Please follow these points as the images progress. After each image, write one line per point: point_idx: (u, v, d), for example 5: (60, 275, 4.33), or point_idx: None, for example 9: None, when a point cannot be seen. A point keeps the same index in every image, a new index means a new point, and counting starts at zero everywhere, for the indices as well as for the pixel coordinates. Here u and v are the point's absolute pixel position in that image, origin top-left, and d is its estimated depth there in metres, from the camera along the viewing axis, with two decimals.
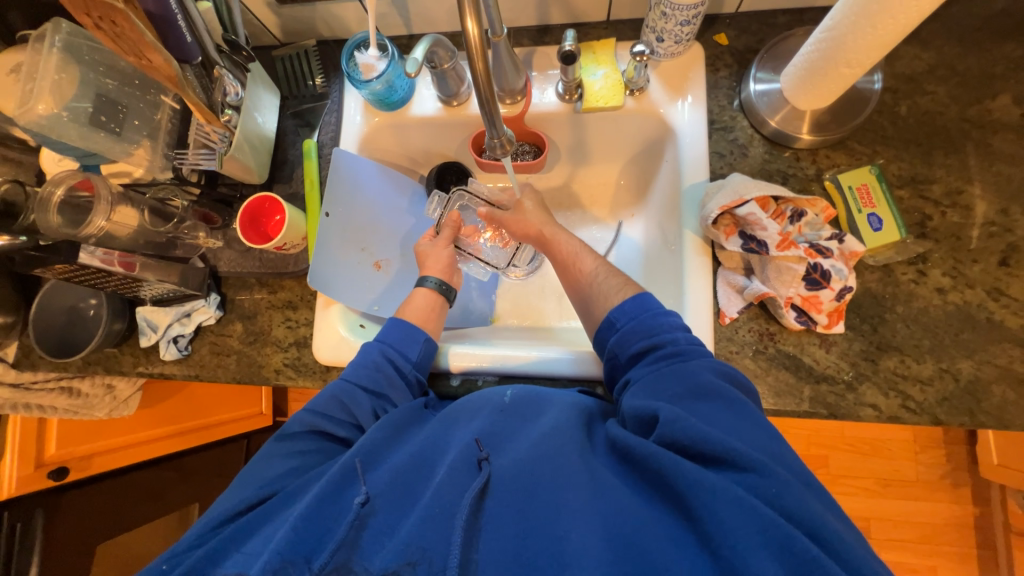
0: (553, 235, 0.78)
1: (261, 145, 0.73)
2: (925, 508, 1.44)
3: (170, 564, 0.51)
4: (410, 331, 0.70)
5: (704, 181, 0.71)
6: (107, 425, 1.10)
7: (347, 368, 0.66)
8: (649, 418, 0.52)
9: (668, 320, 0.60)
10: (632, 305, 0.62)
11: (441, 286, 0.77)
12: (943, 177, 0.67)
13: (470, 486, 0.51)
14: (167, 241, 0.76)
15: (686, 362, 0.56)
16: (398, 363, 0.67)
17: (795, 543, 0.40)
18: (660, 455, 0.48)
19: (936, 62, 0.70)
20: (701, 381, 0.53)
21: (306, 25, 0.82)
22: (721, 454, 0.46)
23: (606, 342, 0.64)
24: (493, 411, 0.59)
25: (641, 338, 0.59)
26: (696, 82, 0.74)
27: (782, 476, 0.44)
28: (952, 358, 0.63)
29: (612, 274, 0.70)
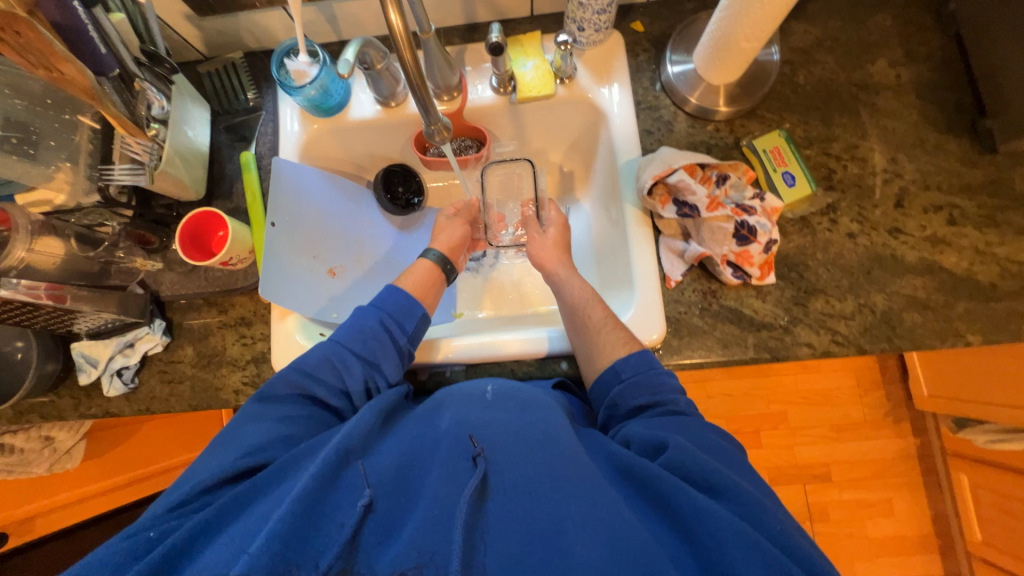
0: (565, 277, 0.77)
1: (195, 159, 0.72)
2: (875, 445, 1.58)
3: (157, 531, 0.49)
4: (407, 304, 0.70)
5: (637, 157, 0.76)
6: (51, 482, 1.04)
7: (339, 330, 0.67)
8: (655, 445, 0.55)
9: (667, 380, 0.63)
10: (636, 358, 0.64)
11: (443, 262, 0.78)
12: (841, 135, 0.75)
13: (469, 483, 0.50)
14: (100, 269, 0.73)
15: (683, 418, 0.59)
16: (393, 332, 0.68)
17: (785, 569, 0.45)
18: (668, 478, 0.51)
19: (823, 35, 0.79)
20: (701, 437, 0.57)
21: (230, 37, 0.80)
22: (722, 487, 0.50)
23: (606, 390, 0.65)
24: (479, 406, 0.60)
25: (644, 394, 0.62)
26: (620, 68, 0.79)
27: (773, 510, 0.50)
28: (868, 293, 0.71)
29: (617, 324, 0.69)
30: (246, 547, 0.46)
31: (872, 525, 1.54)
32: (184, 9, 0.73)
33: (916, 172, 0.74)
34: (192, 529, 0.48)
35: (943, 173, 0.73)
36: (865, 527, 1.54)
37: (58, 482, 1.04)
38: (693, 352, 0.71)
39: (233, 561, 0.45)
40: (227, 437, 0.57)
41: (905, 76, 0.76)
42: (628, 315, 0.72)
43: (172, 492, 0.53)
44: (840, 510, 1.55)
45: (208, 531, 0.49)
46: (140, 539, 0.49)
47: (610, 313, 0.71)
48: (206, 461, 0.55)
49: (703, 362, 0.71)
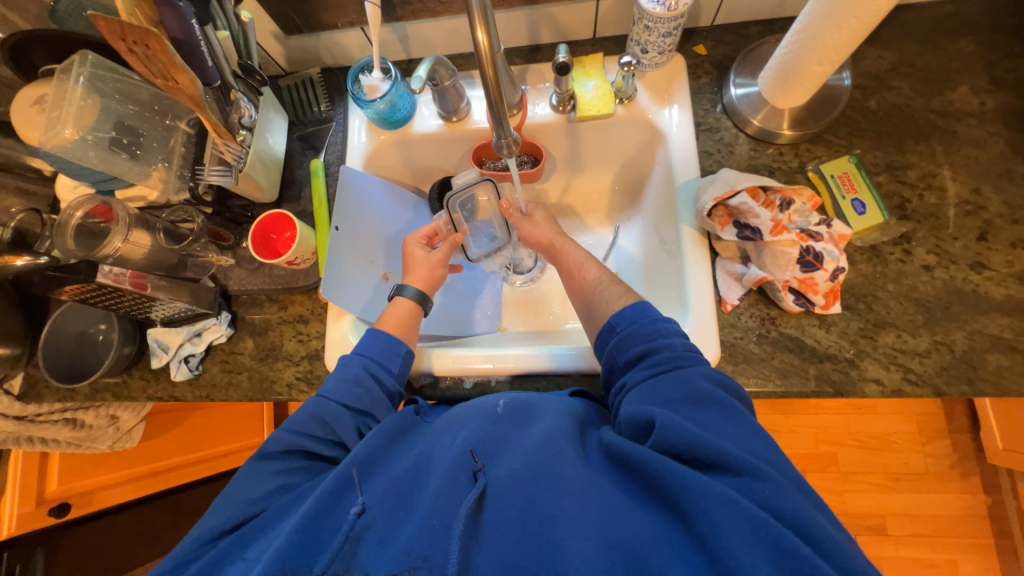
0: (563, 246, 0.79)
1: (272, 164, 0.77)
2: (938, 499, 1.44)
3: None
4: (391, 344, 0.71)
5: (696, 177, 0.75)
6: (108, 459, 1.09)
7: (325, 383, 0.67)
8: (645, 422, 0.53)
9: (666, 326, 0.61)
10: (633, 310, 0.63)
11: (422, 296, 0.77)
12: (917, 163, 0.72)
13: (466, 496, 0.50)
14: (179, 261, 0.77)
15: (677, 369, 0.57)
16: (381, 377, 0.68)
17: (788, 546, 0.42)
18: (656, 459, 0.49)
19: (898, 60, 0.76)
20: (697, 394, 0.54)
21: (310, 54, 0.87)
22: (718, 461, 0.48)
23: (605, 345, 0.65)
24: (487, 420, 0.61)
25: (641, 342, 0.60)
26: (681, 89, 0.79)
27: (776, 479, 0.46)
28: (945, 330, 0.66)
29: (614, 280, 0.71)
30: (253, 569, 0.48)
31: None
32: (273, 28, 0.80)
33: (1002, 204, 0.69)
34: (200, 569, 0.51)
35: None
36: None
37: (115, 461, 1.10)
38: (749, 379, 0.68)
39: None
40: (234, 485, 0.60)
41: (990, 104, 0.73)
42: None
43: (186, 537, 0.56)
44: (896, 567, 1.42)
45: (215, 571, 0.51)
46: None
47: (605, 271, 0.74)
48: (213, 514, 0.58)
49: (760, 391, 0.68)
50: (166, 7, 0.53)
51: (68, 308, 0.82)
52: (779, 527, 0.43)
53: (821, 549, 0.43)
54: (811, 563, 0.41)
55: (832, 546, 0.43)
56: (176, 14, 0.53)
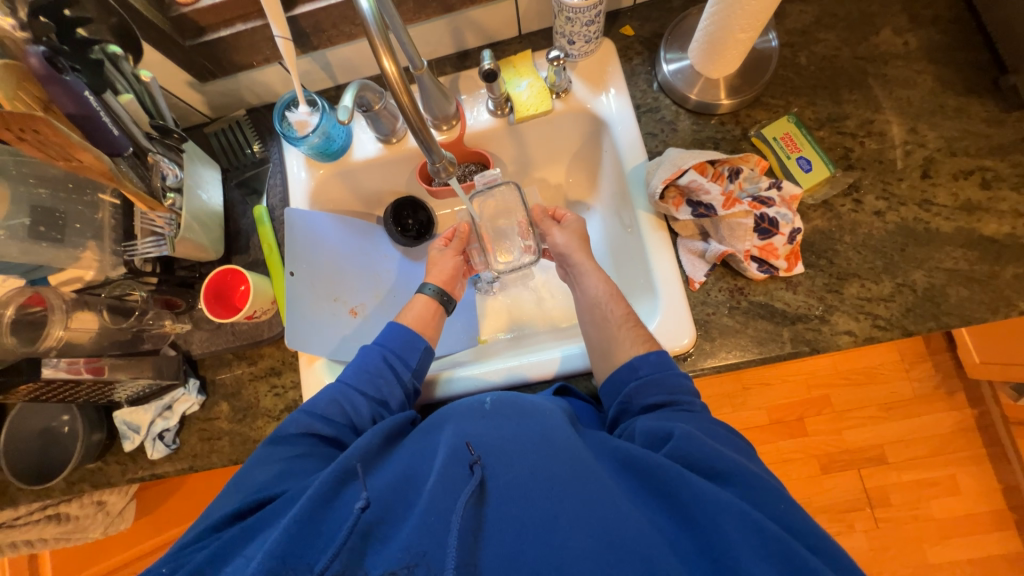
0: (583, 272, 0.75)
1: (211, 220, 0.74)
2: (928, 421, 1.50)
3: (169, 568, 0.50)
4: (411, 338, 0.71)
5: (644, 161, 0.75)
6: (102, 548, 1.07)
7: (346, 372, 0.67)
8: (661, 436, 0.54)
9: (686, 380, 0.61)
10: (655, 356, 0.62)
11: (441, 295, 0.79)
12: (853, 112, 0.73)
13: (464, 489, 0.50)
14: (133, 336, 0.73)
15: (695, 414, 0.58)
16: (397, 369, 0.69)
17: (795, 557, 0.43)
18: (669, 466, 0.50)
19: (820, 12, 0.77)
20: (708, 426, 0.56)
21: (232, 97, 0.83)
22: (728, 472, 0.49)
23: (621, 386, 0.63)
24: (477, 418, 0.58)
25: (661, 392, 0.60)
26: (614, 74, 0.78)
27: (783, 497, 0.48)
28: (905, 271, 0.67)
29: (637, 323, 0.68)
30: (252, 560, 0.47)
31: (938, 506, 1.46)
32: (186, 78, 0.76)
33: (939, 139, 0.70)
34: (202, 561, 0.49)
35: (970, 136, 0.70)
36: (932, 508, 1.46)
37: (113, 546, 1.07)
38: (729, 353, 0.69)
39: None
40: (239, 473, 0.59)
41: (913, 42, 0.74)
42: (655, 322, 0.70)
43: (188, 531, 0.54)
44: (901, 492, 1.47)
45: (216, 564, 0.49)
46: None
47: (630, 310, 0.70)
48: (219, 502, 0.57)
49: (740, 363, 0.68)
50: (53, 84, 0.49)
51: (24, 407, 0.77)
52: (788, 539, 0.44)
53: (823, 559, 0.45)
54: (817, 572, 0.42)
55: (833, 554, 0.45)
56: (65, 89, 0.50)
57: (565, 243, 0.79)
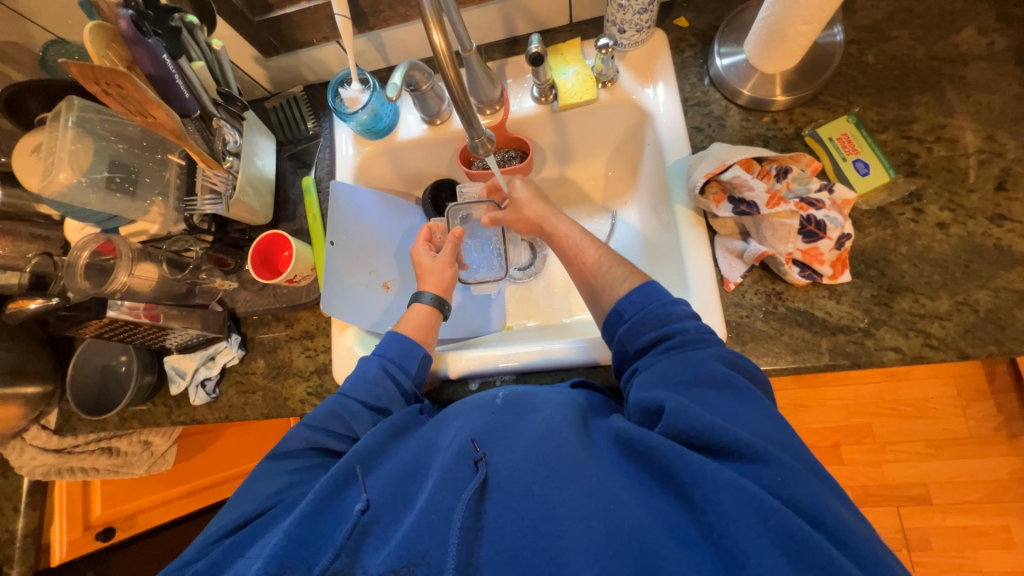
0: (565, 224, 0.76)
1: (264, 187, 0.78)
2: (984, 464, 1.37)
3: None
4: (409, 346, 0.71)
5: (687, 155, 0.73)
6: (142, 484, 1.14)
7: (345, 382, 0.67)
8: (652, 407, 0.52)
9: (677, 309, 0.59)
10: (638, 294, 0.61)
11: (438, 301, 0.78)
12: (923, 115, 0.68)
13: (465, 488, 0.50)
14: (187, 290, 0.80)
15: (692, 351, 0.55)
16: (397, 376, 0.69)
17: (797, 533, 0.40)
18: (664, 445, 0.48)
19: (895, 8, 0.72)
20: (707, 371, 0.52)
21: (292, 73, 0.87)
22: (728, 447, 0.46)
23: (613, 332, 0.63)
24: (486, 412, 0.59)
25: (652, 330, 0.58)
26: (664, 66, 0.76)
27: (789, 463, 0.45)
28: (967, 289, 0.62)
29: (618, 261, 0.68)
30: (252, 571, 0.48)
31: (985, 558, 1.34)
32: (252, 52, 0.81)
33: (1020, 150, 0.64)
34: (206, 566, 0.52)
35: None
36: (979, 559, 1.34)
37: (154, 484, 1.16)
38: (759, 358, 0.66)
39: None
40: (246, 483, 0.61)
41: (1000, 44, 0.68)
42: None
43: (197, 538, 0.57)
44: (944, 537, 1.36)
45: (219, 568, 0.52)
46: None
47: (609, 251, 0.70)
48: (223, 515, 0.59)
49: (771, 369, 0.66)
50: (137, 45, 0.54)
51: (93, 342, 0.86)
52: (788, 512, 0.41)
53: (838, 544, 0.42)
54: (820, 549, 0.39)
55: (849, 539, 0.41)
56: (148, 51, 0.55)
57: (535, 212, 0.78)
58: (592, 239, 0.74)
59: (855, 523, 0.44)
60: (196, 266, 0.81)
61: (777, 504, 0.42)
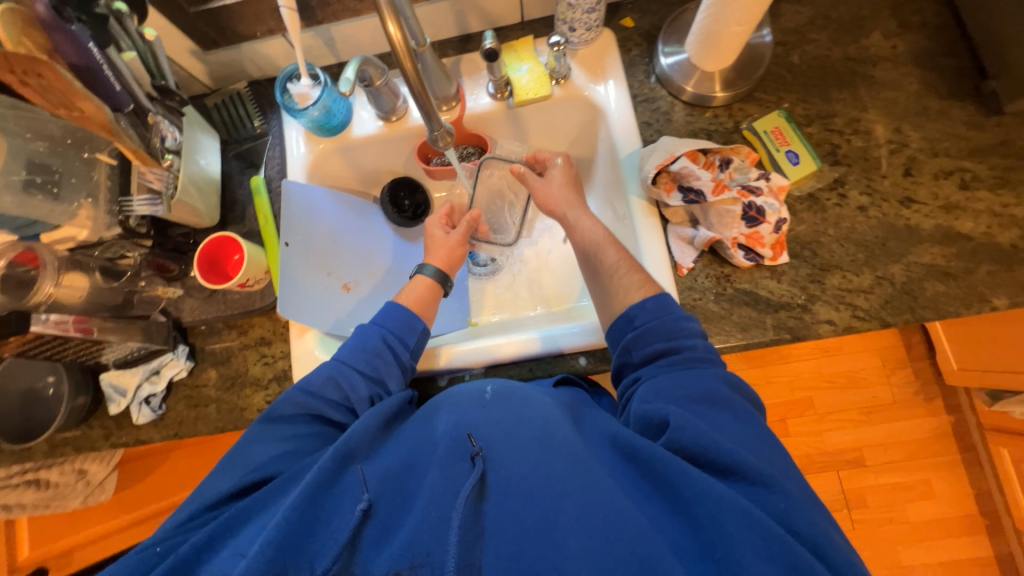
0: (575, 220, 0.77)
1: (208, 186, 0.74)
2: (907, 426, 1.53)
3: (163, 546, 0.51)
4: (409, 318, 0.70)
5: (638, 148, 0.76)
6: (80, 516, 1.04)
7: (341, 349, 0.66)
8: (658, 420, 0.54)
9: (687, 326, 0.61)
10: (653, 302, 0.62)
11: (441, 276, 0.77)
12: (841, 110, 0.75)
13: (465, 483, 0.50)
14: (124, 300, 0.74)
15: (696, 368, 0.58)
16: (397, 350, 0.67)
17: (792, 554, 0.44)
18: (670, 460, 0.50)
19: (814, 14, 0.79)
20: (711, 391, 0.56)
21: (234, 68, 0.83)
22: (731, 466, 0.50)
23: (619, 338, 0.64)
24: (477, 404, 0.60)
25: (660, 342, 0.61)
26: (613, 65, 0.80)
27: (786, 490, 0.48)
28: (884, 265, 0.70)
29: (631, 266, 0.69)
30: (247, 551, 0.47)
31: (913, 510, 1.49)
32: (189, 45, 0.76)
33: (922, 140, 0.73)
34: (192, 548, 0.49)
35: (951, 138, 0.72)
36: (907, 512, 1.49)
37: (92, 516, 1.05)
38: (712, 338, 0.70)
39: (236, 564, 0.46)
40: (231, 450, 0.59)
41: (901, 47, 0.76)
42: None
43: (182, 507, 0.54)
44: (877, 495, 1.51)
45: (205, 551, 0.49)
46: (147, 553, 0.51)
47: (623, 253, 0.71)
48: (207, 483, 0.57)
49: (723, 347, 0.70)
50: (57, 31, 0.50)
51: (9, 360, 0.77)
52: (790, 538, 0.44)
53: (824, 561, 0.46)
54: (814, 569, 0.43)
55: (834, 558, 0.45)
56: (69, 38, 0.51)
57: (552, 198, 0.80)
58: (609, 235, 0.74)
59: (840, 542, 0.48)
60: (139, 270, 0.75)
61: (780, 531, 0.44)
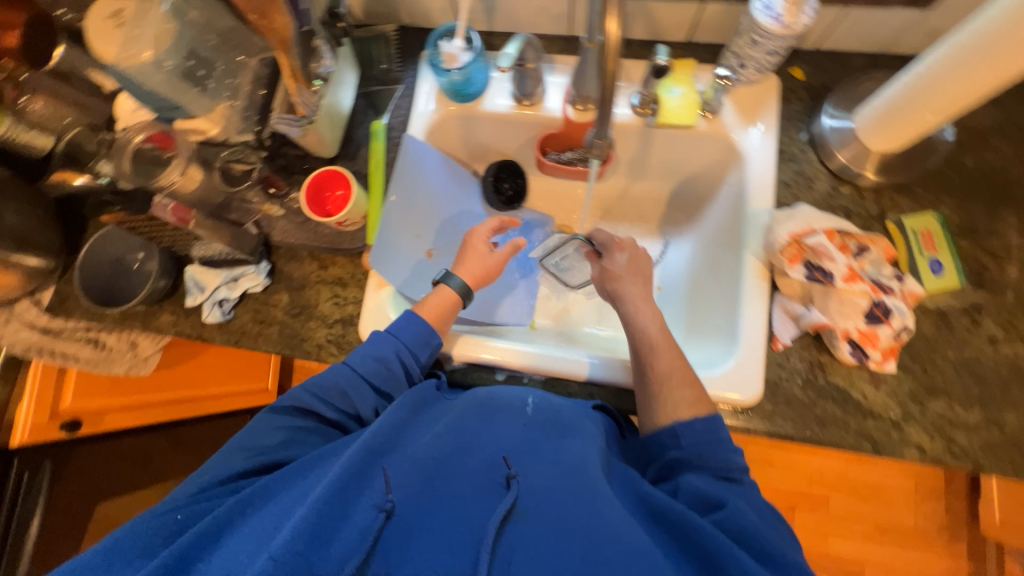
0: (633, 316, 0.73)
1: (336, 120, 0.74)
2: (919, 558, 1.45)
3: (184, 515, 0.52)
4: (426, 334, 0.67)
5: (770, 207, 0.72)
6: (121, 383, 1.07)
7: (354, 354, 0.64)
8: (711, 503, 0.55)
9: (734, 455, 0.59)
10: (700, 424, 0.61)
11: (466, 290, 0.73)
12: (1002, 231, 0.69)
13: (498, 506, 0.51)
14: (222, 203, 0.75)
15: (740, 487, 0.58)
16: (409, 365, 0.65)
17: None
18: (714, 535, 0.50)
19: (1002, 120, 0.72)
20: (760, 508, 0.56)
21: (390, 9, 0.83)
22: (772, 551, 0.51)
23: (660, 450, 0.63)
24: (518, 422, 0.61)
25: (711, 472, 0.58)
26: (768, 109, 0.76)
27: None
28: (999, 407, 0.64)
29: (684, 382, 0.65)
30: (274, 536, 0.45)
31: None
32: None
33: None
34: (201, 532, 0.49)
35: None
36: None
37: (127, 386, 1.09)
38: (787, 422, 0.67)
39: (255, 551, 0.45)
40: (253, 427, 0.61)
41: None
42: (726, 365, 0.69)
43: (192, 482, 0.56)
44: None
45: (218, 535, 0.49)
46: (169, 519, 0.52)
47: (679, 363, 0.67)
48: (225, 455, 0.59)
49: (796, 436, 0.67)
50: None
51: (132, 222, 0.77)
52: None
53: None
54: None
55: None
56: None
57: (621, 291, 0.77)
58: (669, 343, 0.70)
59: None
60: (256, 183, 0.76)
61: None
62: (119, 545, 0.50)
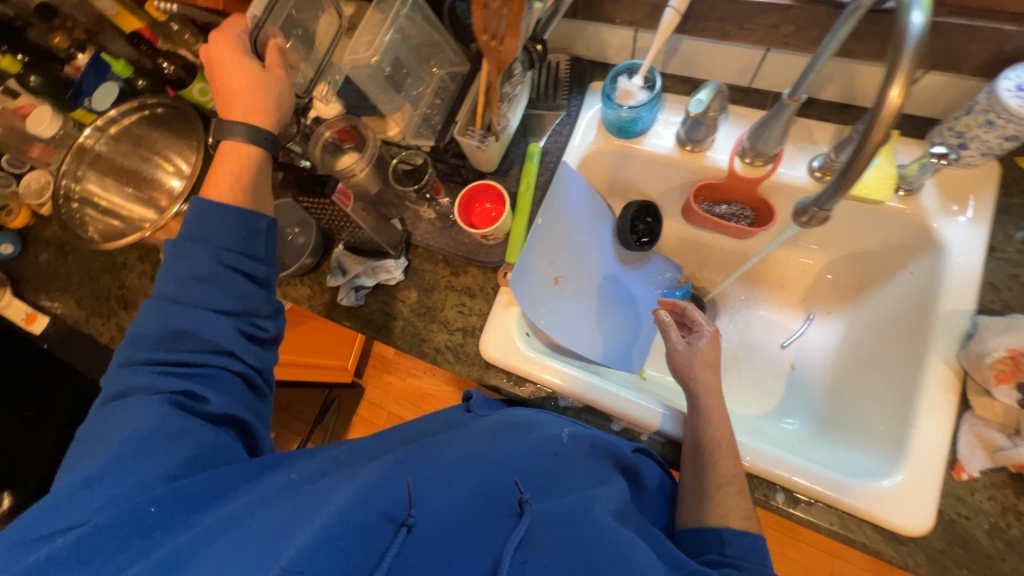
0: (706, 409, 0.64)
1: (503, 139, 0.75)
2: None
3: (159, 506, 0.42)
4: (223, 215, 0.55)
5: (970, 310, 0.62)
6: None
7: (167, 282, 0.53)
8: None
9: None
10: (749, 539, 0.54)
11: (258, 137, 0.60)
12: None
13: (517, 529, 0.46)
14: (377, 197, 0.80)
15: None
16: (246, 267, 0.55)
17: None
18: None
19: None
20: None
21: (569, 40, 0.84)
22: None
23: (699, 549, 0.56)
24: (547, 457, 0.57)
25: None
26: (982, 198, 0.66)
27: None
28: None
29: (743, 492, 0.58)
30: (303, 523, 0.41)
31: None
32: None
33: None
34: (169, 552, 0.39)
35: None
36: None
37: None
38: (961, 570, 0.56)
39: (279, 538, 0.39)
40: (160, 315, 0.52)
41: None
42: (883, 481, 0.59)
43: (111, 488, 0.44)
44: None
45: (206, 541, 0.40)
46: (140, 512, 0.42)
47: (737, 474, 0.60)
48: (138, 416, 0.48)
49: None
50: None
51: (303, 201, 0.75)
52: None
53: None
54: None
55: None
56: None
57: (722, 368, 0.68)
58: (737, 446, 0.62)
59: None
60: (418, 188, 0.77)
61: None
62: (83, 546, 0.39)
